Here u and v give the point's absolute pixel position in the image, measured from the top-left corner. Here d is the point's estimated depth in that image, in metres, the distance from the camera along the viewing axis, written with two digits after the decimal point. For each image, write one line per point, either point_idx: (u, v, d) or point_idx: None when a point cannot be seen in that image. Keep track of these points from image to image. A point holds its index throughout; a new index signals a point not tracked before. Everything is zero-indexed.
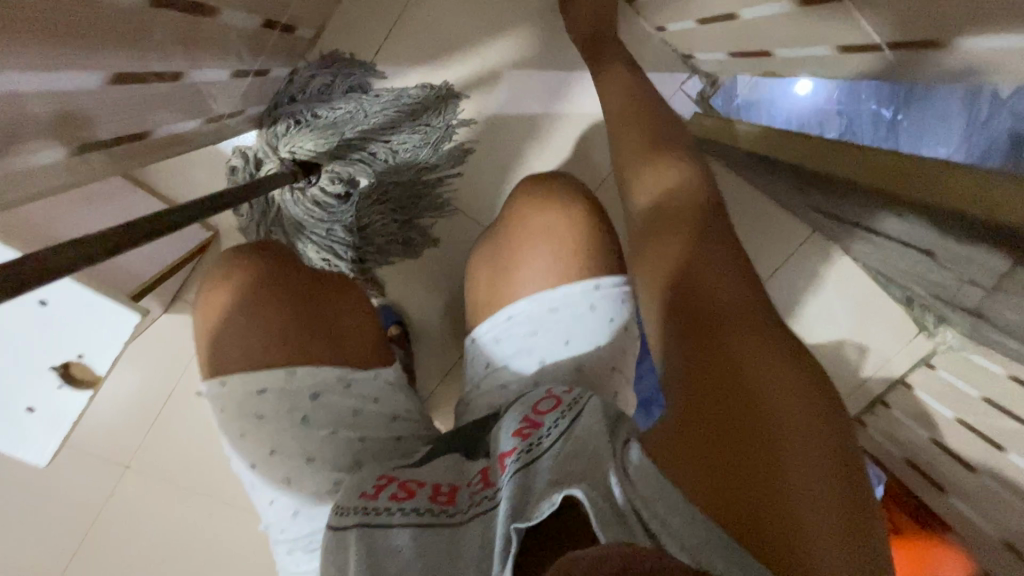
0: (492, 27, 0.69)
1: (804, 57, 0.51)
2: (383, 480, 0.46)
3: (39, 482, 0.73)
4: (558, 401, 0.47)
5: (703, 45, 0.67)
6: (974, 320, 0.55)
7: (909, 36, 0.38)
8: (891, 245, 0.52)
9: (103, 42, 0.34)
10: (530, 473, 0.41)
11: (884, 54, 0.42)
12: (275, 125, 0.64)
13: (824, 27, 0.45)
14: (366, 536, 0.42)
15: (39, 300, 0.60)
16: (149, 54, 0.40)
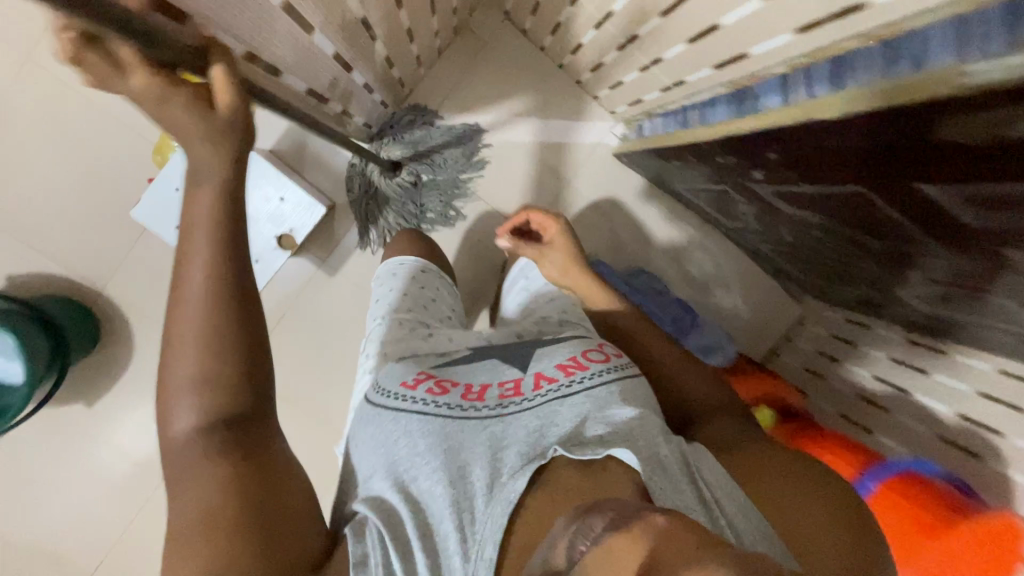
0: (505, 92, 1.13)
1: (701, 75, 0.73)
2: (422, 379, 0.67)
3: None
4: (604, 359, 0.69)
5: (615, 103, 1.06)
6: (795, 243, 0.95)
7: (723, 62, 0.67)
8: (726, 198, 0.95)
9: (333, 68, 0.72)
10: (573, 403, 0.62)
11: (789, 34, 0.54)
12: (380, 140, 1.10)
13: (714, 42, 0.65)
14: (393, 414, 0.63)
15: (280, 197, 1.05)
16: (345, 79, 0.77)
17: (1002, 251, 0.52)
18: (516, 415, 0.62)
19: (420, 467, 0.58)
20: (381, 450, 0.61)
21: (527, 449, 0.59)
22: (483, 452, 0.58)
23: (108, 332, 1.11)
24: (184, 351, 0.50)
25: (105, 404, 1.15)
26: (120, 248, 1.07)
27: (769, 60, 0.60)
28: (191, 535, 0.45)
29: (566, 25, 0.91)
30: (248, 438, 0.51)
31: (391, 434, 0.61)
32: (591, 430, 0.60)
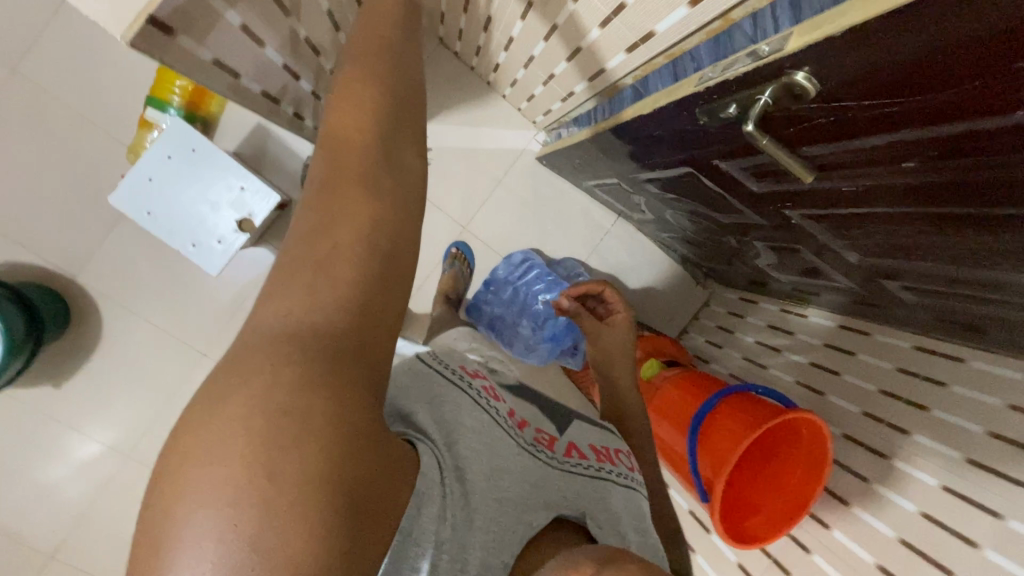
0: (443, 103, 1.29)
1: (586, 85, 0.92)
2: (481, 380, 0.55)
3: (140, 362, 1.25)
4: (631, 468, 0.62)
5: (534, 113, 1.24)
6: (681, 224, 1.13)
7: (596, 73, 0.85)
8: (620, 187, 1.14)
9: (289, 81, 0.87)
10: (603, 488, 0.54)
11: (631, 46, 0.70)
12: None
13: (587, 58, 0.83)
14: (440, 380, 0.49)
15: None
16: (300, 92, 0.92)
17: (782, 210, 0.74)
18: (549, 462, 0.51)
19: (464, 442, 0.44)
20: (424, 403, 0.45)
21: (556, 494, 0.48)
22: (519, 480, 0.47)
23: (80, 319, 1.21)
24: (363, 81, 0.41)
25: (73, 389, 1.24)
26: (94, 241, 1.19)
27: (629, 64, 0.75)
28: (317, 279, 0.33)
29: (486, 50, 1.09)
30: (399, 182, 0.39)
31: (438, 396, 0.47)
32: (614, 521, 0.51)
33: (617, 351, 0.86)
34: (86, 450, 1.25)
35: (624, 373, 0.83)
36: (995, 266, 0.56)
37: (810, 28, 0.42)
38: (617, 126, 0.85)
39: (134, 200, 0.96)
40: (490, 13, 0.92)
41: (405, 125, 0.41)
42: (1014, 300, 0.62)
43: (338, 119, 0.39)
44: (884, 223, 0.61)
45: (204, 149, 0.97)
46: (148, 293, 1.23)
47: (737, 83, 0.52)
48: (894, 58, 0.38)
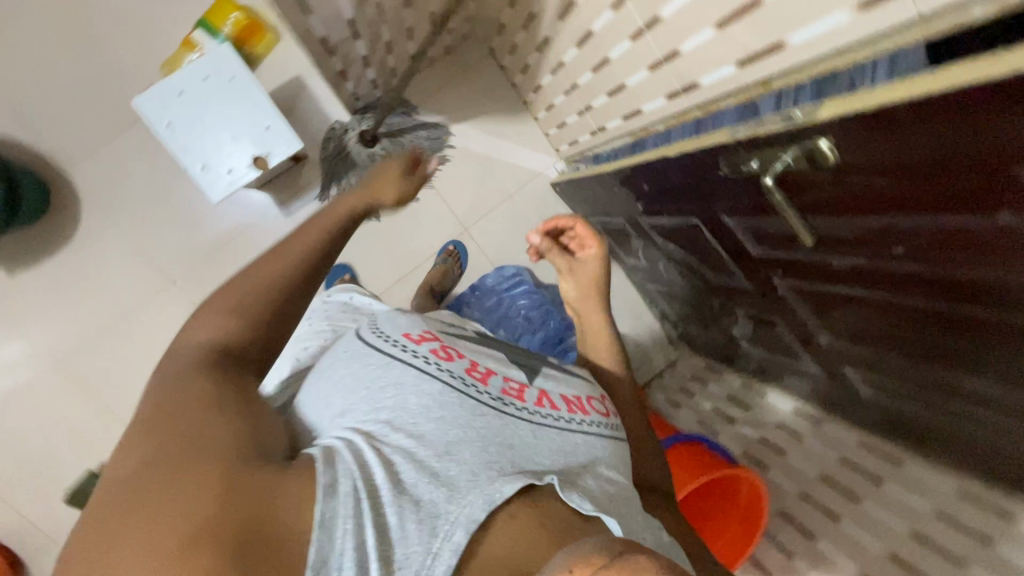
0: (476, 109, 1.33)
1: (616, 123, 0.97)
2: (431, 343, 0.62)
3: (102, 274, 1.21)
4: (605, 414, 0.65)
5: (559, 141, 1.29)
6: (670, 277, 1.18)
7: (629, 113, 0.90)
8: (622, 227, 1.19)
9: (346, 39, 0.89)
10: (571, 443, 0.58)
11: (671, 93, 0.76)
12: (362, 116, 1.25)
13: (625, 98, 0.88)
14: (388, 360, 0.59)
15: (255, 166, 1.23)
16: (351, 53, 0.94)
17: (771, 278, 0.79)
18: (515, 421, 0.56)
19: (404, 424, 0.52)
20: (363, 397, 0.55)
21: (520, 456, 0.53)
22: (477, 446, 0.51)
23: (56, 214, 1.17)
24: (237, 292, 0.55)
25: (22, 280, 1.18)
26: (97, 141, 1.17)
27: (664, 110, 0.81)
28: (144, 441, 0.43)
29: (533, 70, 1.14)
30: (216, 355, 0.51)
31: (381, 378, 0.56)
32: (584, 477, 0.54)
33: (593, 290, 0.87)
34: (14, 348, 1.19)
35: (590, 318, 0.86)
36: (951, 368, 0.61)
37: (841, 102, 0.47)
38: (638, 165, 0.90)
39: (157, 110, 0.96)
40: (547, 35, 0.96)
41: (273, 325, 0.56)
42: (958, 407, 0.67)
43: (207, 323, 0.54)
44: (859, 306, 0.66)
45: (242, 81, 0.98)
46: (132, 205, 1.20)
47: (762, 140, 0.56)
48: (914, 142, 0.43)
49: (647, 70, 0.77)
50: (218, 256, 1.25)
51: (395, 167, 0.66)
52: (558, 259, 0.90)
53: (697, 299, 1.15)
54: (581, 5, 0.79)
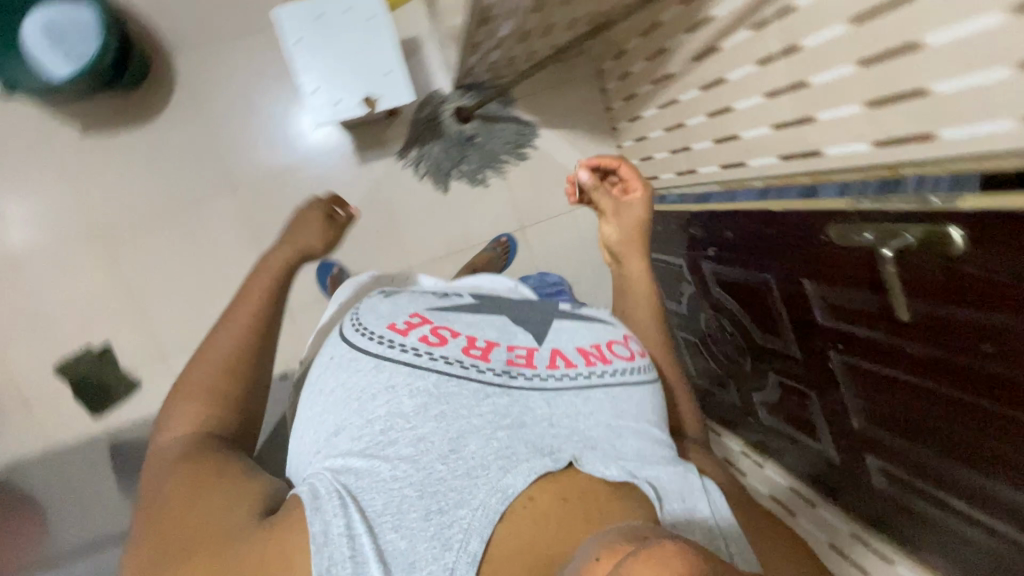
0: (568, 120, 1.36)
1: (711, 170, 1.02)
2: (418, 329, 0.61)
3: (169, 160, 1.21)
4: (628, 357, 0.65)
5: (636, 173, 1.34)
6: (707, 328, 1.21)
7: (729, 163, 0.95)
8: (678, 267, 1.22)
9: (495, 17, 0.91)
10: (591, 401, 0.59)
11: (789, 155, 0.80)
12: (464, 93, 1.29)
13: (733, 149, 0.92)
14: (377, 360, 0.58)
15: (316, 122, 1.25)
16: (491, 32, 0.97)
17: (827, 350, 0.83)
18: (525, 394, 0.58)
19: (403, 431, 0.53)
20: (353, 408, 0.56)
21: (533, 436, 0.55)
22: (484, 444, 0.53)
23: (147, 91, 1.18)
24: (203, 380, 0.64)
25: (93, 143, 1.18)
26: (210, 36, 1.19)
27: (774, 169, 0.84)
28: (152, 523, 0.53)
29: (638, 99, 1.18)
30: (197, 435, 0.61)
31: (371, 382, 0.56)
32: (604, 443, 0.57)
33: (636, 234, 0.85)
34: (60, 204, 1.18)
35: (632, 264, 0.84)
36: (961, 465, 0.67)
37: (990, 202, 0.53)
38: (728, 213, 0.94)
39: (294, 25, 0.98)
40: (672, 72, 1.01)
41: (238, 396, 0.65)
42: (955, 506, 0.72)
43: (184, 410, 0.62)
44: (909, 394, 0.70)
45: (379, 23, 1.00)
46: (220, 106, 1.21)
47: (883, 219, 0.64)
48: None
49: (770, 127, 0.81)
50: (283, 179, 1.25)
51: (314, 217, 0.80)
52: (603, 199, 0.86)
53: (728, 357, 1.17)
54: (725, 52, 0.84)
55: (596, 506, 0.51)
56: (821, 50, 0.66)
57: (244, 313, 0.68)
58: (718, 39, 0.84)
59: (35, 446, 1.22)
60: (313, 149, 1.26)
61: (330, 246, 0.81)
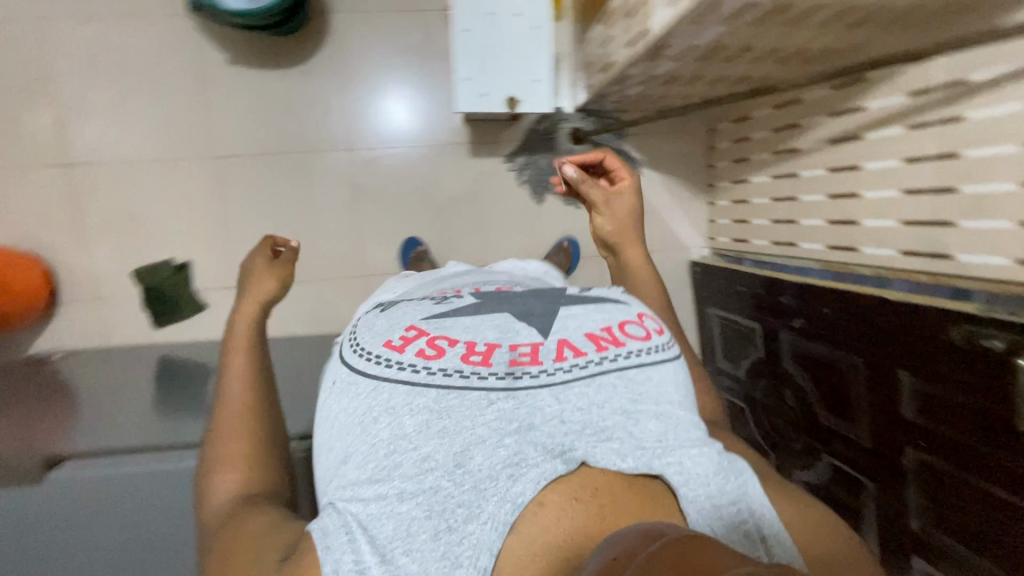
0: (671, 167, 1.41)
1: (815, 247, 1.05)
2: (413, 337, 0.56)
3: (295, 106, 1.25)
4: (646, 336, 0.59)
5: (724, 232, 1.37)
6: (761, 397, 1.23)
7: (839, 244, 0.99)
8: (746, 329, 1.25)
9: (659, 64, 0.96)
10: (606, 390, 0.54)
11: (914, 253, 0.83)
12: (584, 116, 1.34)
13: (849, 233, 0.96)
14: (375, 383, 0.53)
15: (429, 110, 1.29)
16: (646, 74, 1.02)
17: (902, 444, 0.84)
18: (532, 394, 0.52)
19: (407, 453, 0.49)
20: (359, 433, 0.52)
21: (543, 437, 0.50)
22: (490, 454, 0.49)
23: (297, 40, 1.23)
24: (229, 441, 0.64)
25: (235, 70, 1.22)
26: (368, 5, 1.24)
27: (893, 262, 0.88)
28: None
29: (749, 164, 1.23)
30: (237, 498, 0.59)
31: (370, 409, 0.52)
32: (622, 433, 0.52)
33: (627, 223, 0.92)
34: (184, 121, 1.22)
35: (631, 252, 0.90)
36: None
37: None
38: (828, 291, 0.96)
39: (465, 17, 1.03)
40: (802, 149, 1.05)
41: (262, 446, 0.64)
42: None
43: (216, 481, 0.61)
44: (987, 504, 0.72)
45: (541, 34, 1.05)
46: (359, 67, 1.26)
47: (1008, 322, 0.67)
48: None
49: (897, 221, 0.85)
50: (395, 150, 1.30)
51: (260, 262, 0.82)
52: (595, 189, 0.92)
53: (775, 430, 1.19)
54: (866, 142, 0.89)
55: (614, 513, 0.48)
56: (978, 163, 0.70)
57: (239, 367, 0.70)
58: (863, 129, 0.89)
59: (93, 339, 1.26)
60: (429, 131, 1.30)
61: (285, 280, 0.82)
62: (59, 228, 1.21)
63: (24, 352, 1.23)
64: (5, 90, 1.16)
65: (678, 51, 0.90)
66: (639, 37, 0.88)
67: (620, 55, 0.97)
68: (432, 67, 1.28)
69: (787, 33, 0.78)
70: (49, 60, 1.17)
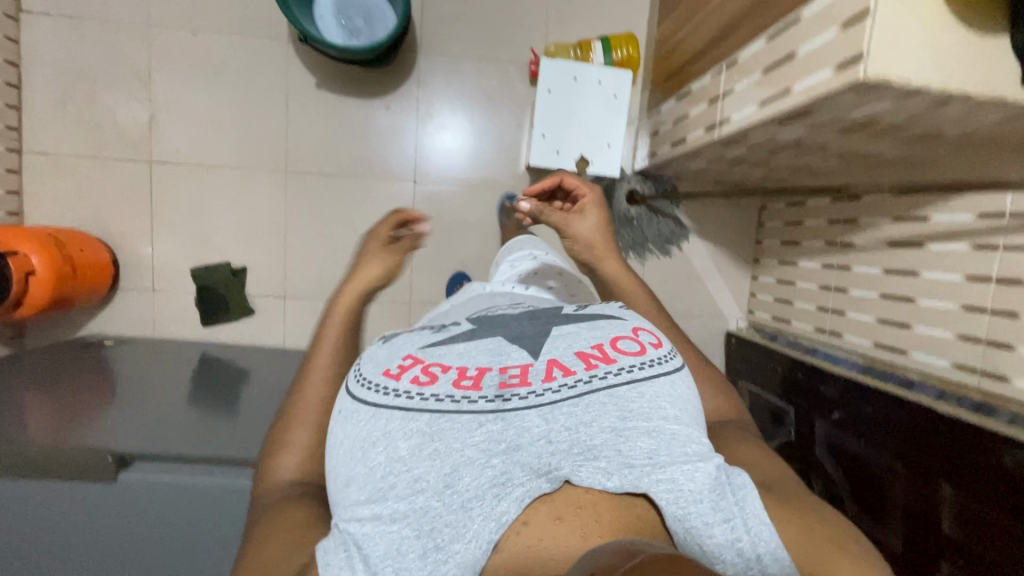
0: (719, 238, 1.43)
1: (861, 340, 1.07)
2: (409, 363, 0.55)
3: (368, 133, 1.30)
4: (639, 351, 0.56)
5: (765, 307, 1.39)
6: None
7: (887, 344, 1.00)
8: (777, 406, 1.25)
9: (731, 149, 1.00)
10: (593, 410, 0.51)
11: (968, 367, 0.85)
12: (641, 178, 1.37)
13: (900, 335, 0.97)
14: (373, 410, 0.52)
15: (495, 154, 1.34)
16: (716, 155, 1.05)
17: (936, 555, 0.84)
18: (521, 415, 0.50)
19: (402, 475, 0.48)
20: (357, 457, 0.51)
21: (530, 457, 0.48)
22: (480, 476, 0.47)
23: (382, 73, 1.29)
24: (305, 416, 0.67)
25: (321, 95, 1.28)
26: (453, 49, 1.30)
27: (944, 371, 0.89)
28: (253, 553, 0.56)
29: (800, 248, 1.26)
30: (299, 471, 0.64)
31: (368, 438, 0.51)
32: (610, 452, 0.49)
33: (598, 241, 0.92)
34: (264, 135, 1.28)
35: (609, 264, 0.91)
36: None
37: None
38: (872, 387, 0.97)
39: (550, 78, 1.08)
40: (858, 245, 1.08)
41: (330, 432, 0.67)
42: None
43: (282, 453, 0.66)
44: None
45: (621, 103, 1.10)
46: (435, 105, 1.31)
47: None
48: None
49: (952, 333, 0.87)
50: (457, 187, 1.34)
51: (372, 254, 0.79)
52: (554, 214, 0.93)
53: None
54: (928, 252, 0.91)
55: (598, 535, 0.45)
56: None
57: (321, 359, 0.70)
58: (924, 239, 0.92)
59: (142, 327, 1.30)
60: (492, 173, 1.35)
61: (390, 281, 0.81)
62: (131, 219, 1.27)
63: (76, 330, 1.28)
64: (106, 85, 1.23)
65: (754, 142, 0.94)
66: (719, 124, 0.92)
67: (695, 135, 1.01)
68: (503, 114, 1.33)
69: (864, 142, 0.81)
70: (152, 62, 1.24)
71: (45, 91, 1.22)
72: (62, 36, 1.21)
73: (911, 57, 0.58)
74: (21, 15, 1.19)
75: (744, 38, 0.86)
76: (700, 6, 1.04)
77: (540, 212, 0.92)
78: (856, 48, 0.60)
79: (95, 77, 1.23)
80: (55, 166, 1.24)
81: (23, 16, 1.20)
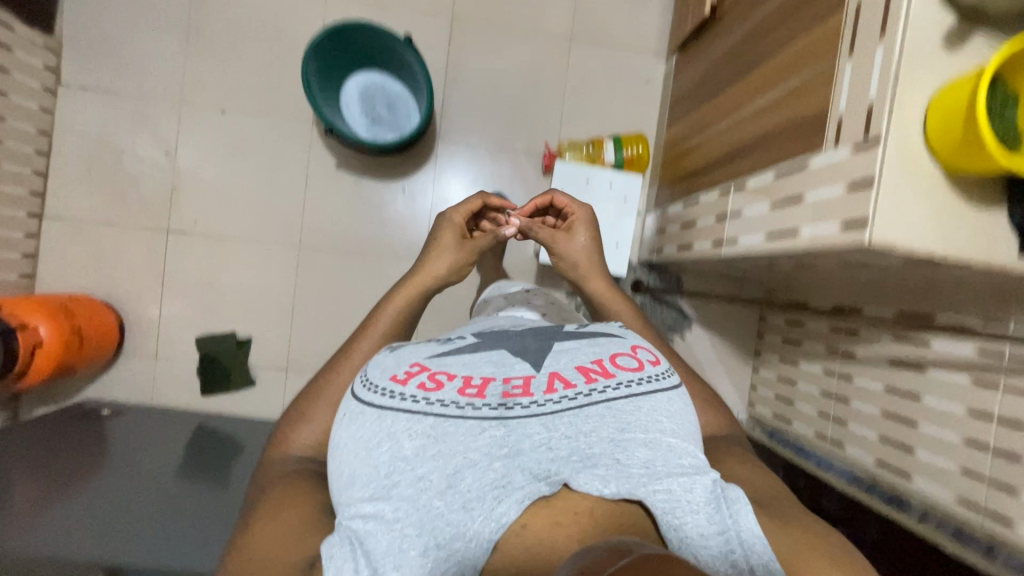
0: (721, 330, 1.44)
1: (861, 453, 1.06)
2: (415, 369, 0.55)
3: (381, 214, 1.33)
4: (638, 367, 0.57)
5: (766, 404, 1.38)
6: None
7: (886, 463, 1.00)
8: None
9: (736, 263, 1.02)
10: (594, 420, 0.52)
11: (968, 503, 0.85)
12: (646, 269, 1.41)
13: (900, 456, 0.97)
14: (377, 412, 0.52)
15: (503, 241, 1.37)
16: (720, 264, 1.08)
17: None
18: (523, 423, 0.51)
19: (403, 475, 0.48)
20: (360, 457, 0.50)
21: (532, 462, 0.49)
22: (481, 479, 0.47)
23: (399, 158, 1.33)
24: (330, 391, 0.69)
25: (341, 174, 1.32)
26: (469, 138, 1.35)
27: (945, 503, 0.88)
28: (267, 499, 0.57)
29: (801, 349, 1.27)
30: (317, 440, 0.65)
31: (370, 440, 0.50)
32: (609, 460, 0.50)
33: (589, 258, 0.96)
34: (280, 210, 1.31)
35: (594, 282, 0.93)
36: None
37: None
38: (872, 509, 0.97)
39: (562, 178, 1.13)
40: (859, 358, 1.09)
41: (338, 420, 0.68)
42: None
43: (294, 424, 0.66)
44: None
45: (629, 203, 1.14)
46: (448, 190, 1.35)
47: None
48: None
49: (954, 464, 0.87)
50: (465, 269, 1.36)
51: (451, 236, 0.91)
52: (545, 232, 0.98)
53: None
54: (929, 378, 0.92)
55: (594, 538, 0.45)
56: None
57: None
58: (926, 363, 0.93)
59: (140, 392, 1.29)
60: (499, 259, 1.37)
61: (461, 265, 0.90)
62: (142, 287, 1.28)
63: (75, 394, 1.27)
64: (133, 156, 1.27)
65: (758, 262, 0.96)
66: (725, 243, 0.95)
67: (702, 246, 1.04)
68: (517, 198, 1.36)
69: (867, 273, 0.83)
70: (179, 135, 1.28)
71: (73, 160, 1.26)
72: (95, 111, 1.26)
73: (910, 222, 0.61)
74: (58, 87, 1.25)
75: (751, 165, 0.90)
76: (709, 123, 1.08)
77: (534, 227, 0.97)
78: (861, 211, 0.63)
79: (122, 147, 1.27)
80: (73, 230, 1.26)
81: (61, 89, 1.25)
